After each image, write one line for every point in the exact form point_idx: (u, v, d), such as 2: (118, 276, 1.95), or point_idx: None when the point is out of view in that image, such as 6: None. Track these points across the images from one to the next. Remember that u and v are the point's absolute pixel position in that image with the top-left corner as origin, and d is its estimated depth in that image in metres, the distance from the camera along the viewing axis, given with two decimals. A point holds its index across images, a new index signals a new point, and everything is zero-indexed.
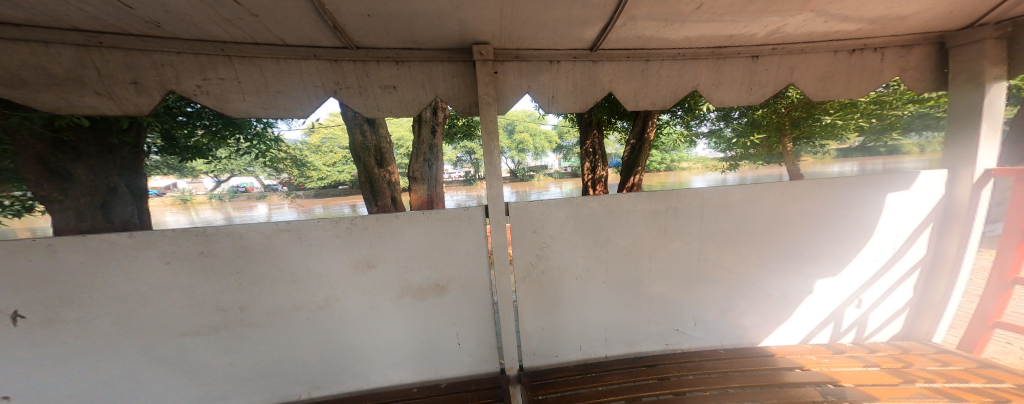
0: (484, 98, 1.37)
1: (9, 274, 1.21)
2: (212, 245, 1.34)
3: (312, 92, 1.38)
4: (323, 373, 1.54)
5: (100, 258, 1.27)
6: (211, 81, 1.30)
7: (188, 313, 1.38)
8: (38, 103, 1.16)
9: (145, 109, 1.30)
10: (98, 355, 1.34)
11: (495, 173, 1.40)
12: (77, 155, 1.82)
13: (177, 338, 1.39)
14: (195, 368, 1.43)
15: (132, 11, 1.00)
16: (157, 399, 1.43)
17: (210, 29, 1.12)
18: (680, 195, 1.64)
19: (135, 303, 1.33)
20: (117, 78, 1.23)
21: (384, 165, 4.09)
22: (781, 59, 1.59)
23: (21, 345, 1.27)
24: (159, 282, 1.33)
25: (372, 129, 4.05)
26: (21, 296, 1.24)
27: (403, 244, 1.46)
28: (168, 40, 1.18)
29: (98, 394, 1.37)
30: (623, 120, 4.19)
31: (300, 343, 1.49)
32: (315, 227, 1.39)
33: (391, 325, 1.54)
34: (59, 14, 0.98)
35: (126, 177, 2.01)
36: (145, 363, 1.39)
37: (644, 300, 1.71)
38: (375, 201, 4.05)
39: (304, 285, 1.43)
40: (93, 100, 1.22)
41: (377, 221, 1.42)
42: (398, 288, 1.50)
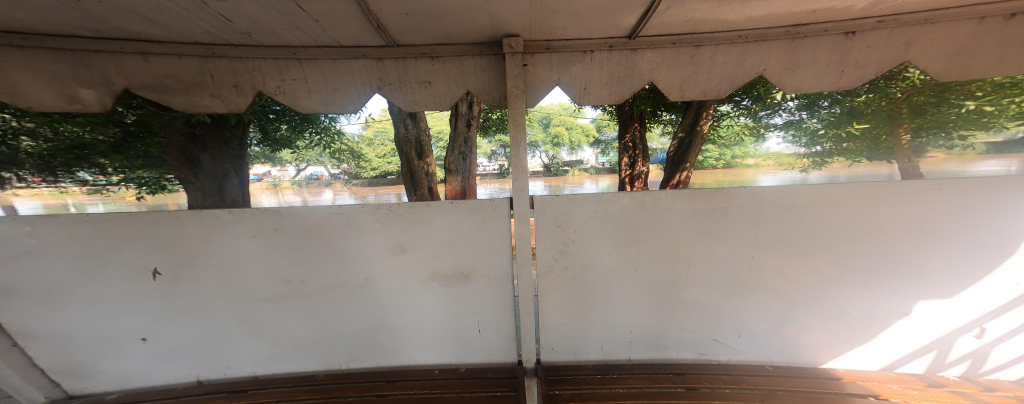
0: (512, 91, 1.37)
1: (148, 238, 1.50)
2: (284, 224, 1.53)
3: (361, 89, 1.49)
4: (360, 347, 1.69)
5: (209, 231, 1.51)
6: (288, 82, 1.46)
7: (267, 283, 1.60)
8: (174, 104, 1.43)
9: (244, 107, 1.50)
10: (200, 310, 1.61)
11: (521, 167, 1.39)
12: (203, 146, 2.65)
13: (258, 304, 1.62)
14: (262, 330, 1.66)
15: (229, 24, 1.16)
16: (237, 353, 1.68)
17: (285, 36, 1.26)
18: (731, 195, 1.48)
19: (231, 271, 1.57)
20: (224, 83, 1.45)
21: (423, 157, 4.30)
22: (891, 33, 1.29)
23: (155, 295, 1.58)
24: (248, 253, 1.55)
25: (414, 122, 4.26)
26: (158, 256, 1.53)
27: (434, 232, 1.53)
28: (246, 46, 1.35)
29: (200, 342, 1.65)
30: (670, 113, 3.89)
31: (343, 317, 1.65)
32: (359, 212, 1.52)
33: (419, 308, 1.64)
34: (172, 26, 1.18)
35: (232, 163, 2.85)
36: (228, 323, 1.64)
37: (677, 304, 1.61)
38: (414, 190, 4.29)
39: (350, 265, 1.58)
40: (209, 102, 1.46)
41: (410, 209, 1.50)
42: (426, 274, 1.59)
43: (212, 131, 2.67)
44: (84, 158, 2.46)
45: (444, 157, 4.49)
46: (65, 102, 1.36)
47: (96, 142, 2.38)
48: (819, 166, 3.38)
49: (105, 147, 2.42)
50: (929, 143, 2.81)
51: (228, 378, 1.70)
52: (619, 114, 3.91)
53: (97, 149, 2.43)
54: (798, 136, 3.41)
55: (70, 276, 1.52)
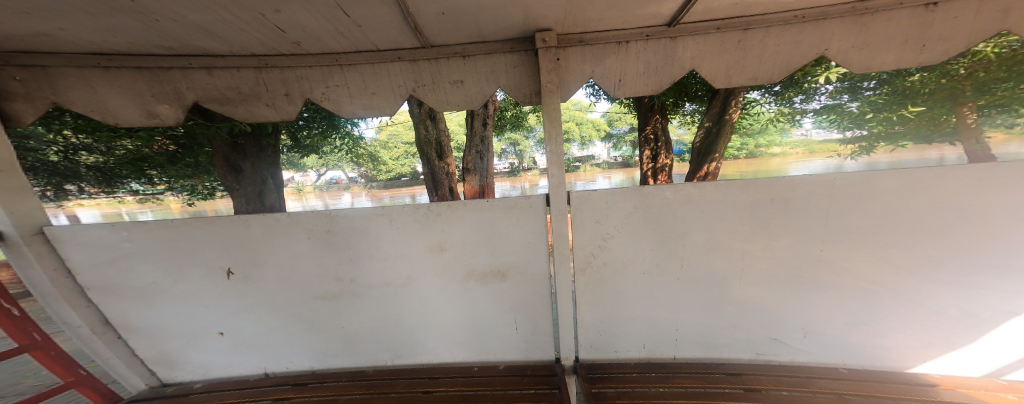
0: (546, 87, 1.37)
1: (216, 239, 1.61)
2: (334, 225, 1.59)
3: (396, 92, 1.52)
4: (403, 344, 1.74)
5: (268, 232, 1.60)
6: (330, 88, 1.52)
7: (318, 281, 1.67)
8: (235, 115, 1.53)
9: (295, 114, 1.57)
10: (258, 308, 1.71)
11: (557, 161, 1.41)
12: (245, 154, 3.05)
13: (312, 301, 1.71)
14: (313, 327, 1.74)
15: (283, 32, 1.22)
16: (289, 348, 1.77)
17: (330, 42, 1.31)
18: (789, 186, 1.39)
19: (287, 269, 1.65)
20: (275, 91, 1.52)
21: (443, 157, 4.34)
22: (983, 2, 1.17)
23: (221, 292, 1.69)
24: (301, 252, 1.63)
25: (433, 124, 4.32)
26: (226, 256, 1.64)
27: (470, 230, 1.54)
28: (291, 56, 1.42)
29: (257, 337, 1.76)
30: (694, 103, 3.75)
31: (384, 315, 1.70)
32: (400, 212, 1.55)
33: (457, 306, 1.66)
34: (235, 39, 1.25)
35: (269, 170, 3.30)
36: (283, 320, 1.74)
37: (726, 302, 1.55)
38: (435, 191, 4.37)
39: (392, 263, 1.62)
40: (262, 110, 1.54)
41: (448, 208, 1.52)
42: (463, 273, 1.61)
43: (251, 141, 3.07)
44: (141, 170, 2.98)
45: (462, 157, 4.52)
46: (145, 117, 1.47)
47: (152, 155, 2.88)
48: (863, 153, 3.39)
49: (161, 159, 2.90)
50: (989, 122, 2.83)
51: (287, 372, 1.80)
52: (639, 106, 3.79)
53: (154, 160, 2.89)
54: (833, 124, 3.33)
55: (145, 277, 1.65)
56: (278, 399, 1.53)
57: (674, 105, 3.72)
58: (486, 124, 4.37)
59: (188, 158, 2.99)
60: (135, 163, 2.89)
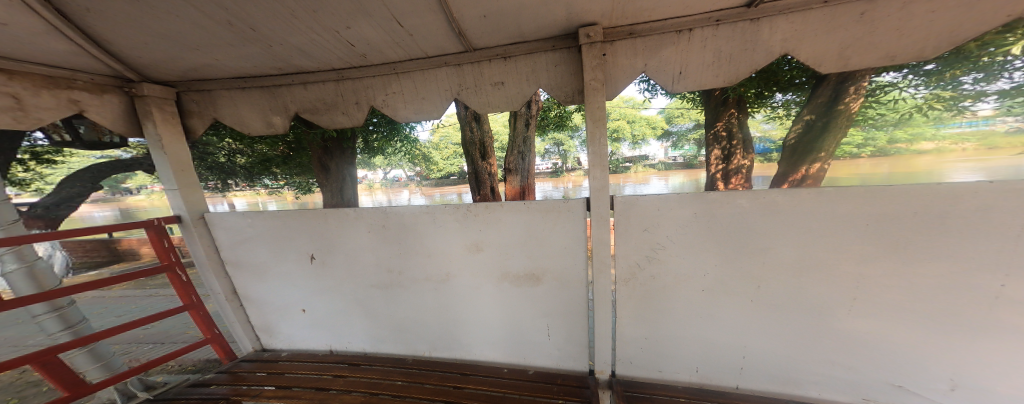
0: (591, 84, 1.31)
1: (305, 229, 1.86)
2: (387, 221, 1.72)
3: (442, 95, 1.58)
4: (440, 338, 1.82)
5: (335, 224, 1.80)
6: (388, 95, 1.65)
7: (371, 271, 1.83)
8: (322, 123, 1.77)
9: (363, 120, 1.74)
10: (324, 291, 1.95)
11: (601, 163, 1.34)
12: (329, 154, 3.94)
13: (366, 289, 1.88)
14: (368, 313, 1.92)
15: (350, 45, 1.37)
16: (347, 329, 1.98)
17: (385, 50, 1.41)
18: (901, 196, 1.13)
19: (347, 258, 1.84)
20: (344, 99, 1.70)
21: (486, 158, 4.45)
22: None
23: (296, 274, 1.96)
24: (358, 244, 1.80)
25: (478, 125, 4.44)
26: (302, 243, 1.89)
27: (506, 232, 1.54)
28: (356, 67, 1.58)
29: (323, 317, 1.99)
30: (785, 93, 3.21)
31: (425, 308, 1.80)
32: (443, 211, 1.62)
33: (493, 306, 1.67)
34: (316, 53, 1.44)
35: (348, 167, 4.13)
36: (343, 304, 1.94)
37: (814, 334, 1.34)
38: (478, 190, 4.50)
39: (434, 259, 1.70)
40: (336, 117, 1.74)
41: (485, 209, 1.54)
42: (498, 274, 1.62)
43: (335, 143, 3.91)
44: (270, 168, 4.27)
45: (504, 157, 4.59)
46: (266, 127, 1.81)
47: (275, 157, 4.05)
48: None
49: (280, 159, 4.07)
50: None
51: (344, 352, 2.01)
52: (708, 100, 3.47)
53: (275, 161, 4.09)
54: None
55: (244, 257, 1.99)
56: (333, 377, 1.71)
57: (757, 97, 3.26)
58: (530, 125, 4.34)
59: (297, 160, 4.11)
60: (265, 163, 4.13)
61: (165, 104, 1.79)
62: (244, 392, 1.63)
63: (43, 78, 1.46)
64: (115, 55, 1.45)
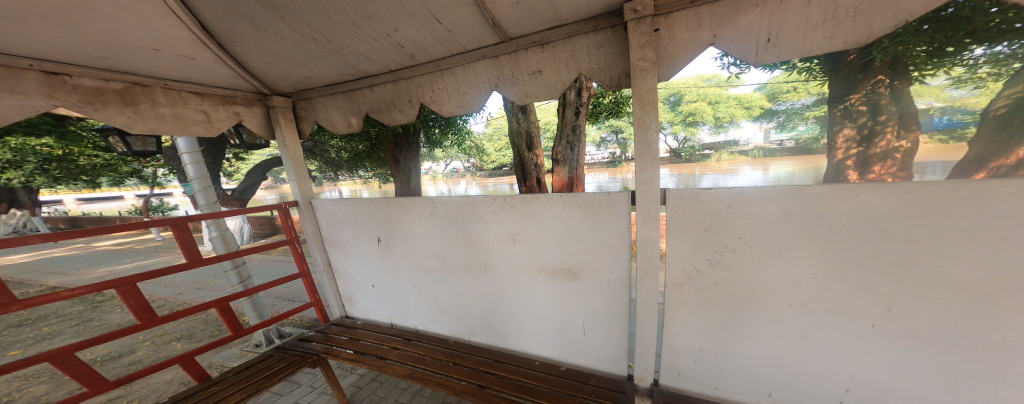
0: (640, 65, 1.19)
1: (372, 216, 2.11)
2: (435, 209, 1.84)
3: (482, 88, 1.59)
4: (480, 324, 1.91)
5: (393, 211, 2.01)
6: (435, 91, 1.73)
7: (421, 255, 2.00)
8: (383, 121, 1.94)
9: (415, 116, 1.86)
10: (386, 271, 2.20)
11: (650, 153, 1.22)
12: (394, 146, 5.12)
13: (417, 272, 2.05)
14: (421, 294, 2.10)
15: (400, 47, 1.48)
16: (404, 307, 2.22)
17: (430, 49, 1.49)
18: None
19: (402, 242, 2.04)
20: (400, 98, 1.84)
21: (533, 149, 4.44)
22: None
23: (367, 254, 2.25)
24: (411, 229, 1.98)
25: (525, 115, 4.41)
26: (370, 228, 2.15)
27: (543, 225, 1.52)
28: (408, 66, 1.68)
29: (387, 294, 2.26)
30: (989, 45, 2.50)
31: (467, 295, 1.89)
32: (482, 202, 1.67)
33: (529, 299, 1.68)
34: (377, 57, 1.59)
35: (405, 156, 5.25)
36: (399, 284, 2.16)
37: (924, 358, 1.10)
38: (523, 181, 4.54)
39: (474, 248, 1.76)
40: (393, 115, 1.89)
41: (521, 200, 1.55)
42: (534, 267, 1.61)
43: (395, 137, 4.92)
44: (364, 154, 5.86)
45: (552, 148, 4.51)
46: (346, 126, 2.06)
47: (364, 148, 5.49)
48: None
49: (366, 148, 5.50)
50: None
51: (404, 325, 2.29)
52: (837, 68, 3.18)
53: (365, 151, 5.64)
54: None
55: (331, 236, 2.37)
56: (390, 347, 1.93)
57: (931, 56, 2.69)
58: (579, 113, 4.15)
59: (376, 150, 5.57)
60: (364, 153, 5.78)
61: (287, 112, 2.18)
62: (328, 351, 1.94)
63: (219, 97, 1.91)
64: (257, 75, 1.80)
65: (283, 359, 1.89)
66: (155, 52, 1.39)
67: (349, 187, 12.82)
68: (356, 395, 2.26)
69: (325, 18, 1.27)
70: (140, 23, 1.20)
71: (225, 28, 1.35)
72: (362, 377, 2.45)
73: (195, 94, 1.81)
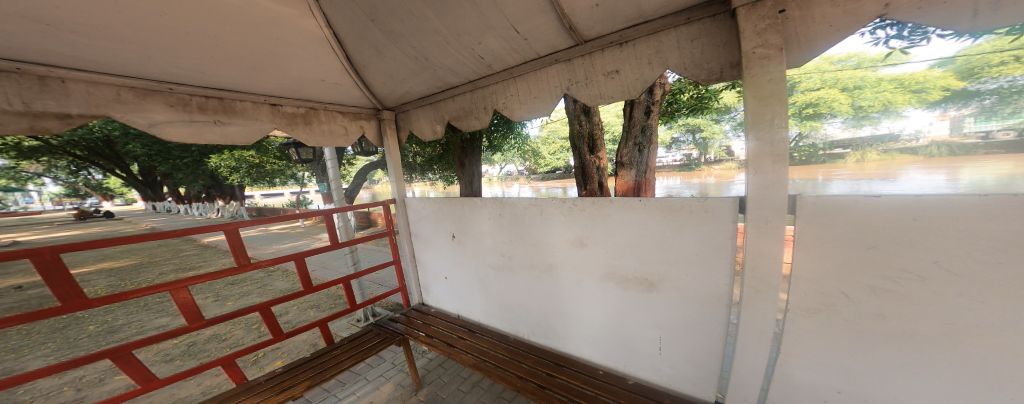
0: (760, 52, 1.06)
1: (450, 214, 2.33)
2: (503, 208, 1.97)
3: (553, 93, 1.62)
4: (541, 325, 1.98)
5: (464, 208, 2.21)
6: (507, 98, 1.82)
7: (489, 253, 2.15)
8: (460, 128, 2.11)
9: (486, 122, 1.98)
10: (460, 266, 2.41)
11: (762, 151, 1.09)
12: (462, 149, 5.49)
13: (484, 269, 2.21)
14: (487, 289, 2.26)
15: (481, 59, 1.62)
16: (472, 301, 2.41)
17: (505, 58, 1.60)
18: None
19: (474, 239, 2.21)
20: (475, 106, 1.98)
21: (595, 151, 4.33)
22: None
23: (443, 250, 2.50)
24: (481, 227, 2.15)
25: (587, 118, 4.30)
26: (447, 225, 2.38)
27: (614, 230, 1.48)
28: (484, 76, 1.81)
29: (459, 287, 2.49)
30: None
31: (531, 295, 1.96)
32: (550, 203, 1.71)
33: (595, 305, 1.66)
34: (461, 70, 1.75)
35: (470, 158, 5.57)
36: (469, 278, 2.36)
37: None
38: (584, 184, 4.46)
39: (539, 249, 1.82)
40: (468, 123, 2.05)
41: (591, 203, 1.54)
42: (603, 272, 1.58)
43: (464, 140, 5.28)
44: (437, 159, 6.42)
45: (617, 150, 4.30)
46: (432, 134, 2.31)
47: (438, 152, 6.03)
48: None
49: (439, 152, 6.02)
50: None
51: (471, 316, 2.49)
52: None
53: (439, 155, 6.17)
54: None
55: (417, 230, 2.67)
56: (457, 336, 2.09)
57: None
58: (649, 113, 3.87)
59: (447, 154, 6.05)
60: (436, 158, 6.32)
61: (391, 124, 2.54)
62: (408, 332, 2.21)
63: (353, 114, 2.34)
64: (376, 94, 2.17)
65: (380, 335, 2.21)
66: (322, 82, 1.83)
67: (424, 188, 14.20)
68: (426, 377, 2.50)
69: (423, 38, 1.48)
70: (290, 55, 1.56)
71: (353, 55, 1.69)
72: (432, 361, 2.70)
73: (340, 113, 2.27)
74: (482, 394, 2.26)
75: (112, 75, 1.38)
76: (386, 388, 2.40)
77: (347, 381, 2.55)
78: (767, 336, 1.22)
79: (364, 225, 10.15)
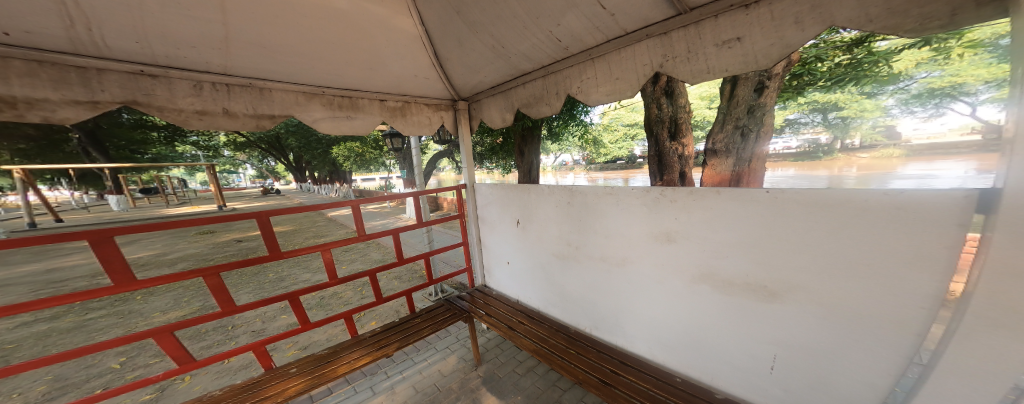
0: None
1: (518, 202, 2.53)
2: (573, 196, 2.13)
3: (641, 71, 1.59)
4: (601, 321, 2.17)
5: (527, 193, 2.44)
6: (586, 81, 1.85)
7: (555, 241, 2.33)
8: (532, 113, 2.23)
9: (558, 108, 2.07)
10: (525, 252, 2.59)
11: None
12: (525, 139, 5.57)
13: (550, 257, 2.41)
14: (550, 277, 2.45)
15: (557, 42, 1.71)
16: (531, 288, 2.64)
17: (585, 38, 1.64)
18: None
19: (543, 225, 2.39)
20: (552, 91, 2.05)
21: (677, 137, 4.00)
22: None
23: (506, 237, 2.73)
24: (547, 215, 2.33)
25: (669, 101, 3.99)
26: (517, 211, 2.56)
27: (718, 230, 1.49)
28: (559, 60, 1.89)
29: (520, 272, 2.70)
30: None
31: (602, 291, 2.10)
32: (630, 194, 1.83)
33: (675, 305, 1.74)
34: (534, 55, 1.88)
35: (533, 150, 5.61)
36: (531, 264, 2.57)
37: None
38: (661, 175, 4.15)
39: (612, 240, 1.96)
40: (545, 108, 2.13)
41: (687, 194, 1.57)
42: (695, 273, 1.62)
43: (529, 130, 5.35)
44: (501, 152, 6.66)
45: (709, 135, 3.83)
46: (500, 122, 2.53)
47: (503, 143, 6.25)
48: None
49: (504, 144, 6.22)
50: None
51: (529, 303, 2.70)
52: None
53: (503, 147, 6.36)
54: None
55: (487, 214, 2.88)
56: (516, 321, 2.16)
57: None
58: (763, 89, 3.43)
59: (509, 146, 6.20)
60: (499, 150, 6.52)
61: (465, 113, 2.89)
62: (471, 309, 2.43)
63: (435, 105, 2.76)
64: (453, 84, 2.52)
65: (450, 309, 2.48)
66: (414, 77, 2.29)
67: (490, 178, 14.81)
68: (485, 355, 2.61)
69: (502, 23, 1.66)
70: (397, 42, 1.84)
71: (439, 47, 2.05)
72: (490, 340, 2.81)
73: (426, 106, 2.71)
74: (536, 380, 2.27)
75: (294, 84, 2.05)
76: (451, 360, 2.59)
77: (420, 348, 2.82)
78: (988, 384, 0.95)
79: (433, 208, 10.94)
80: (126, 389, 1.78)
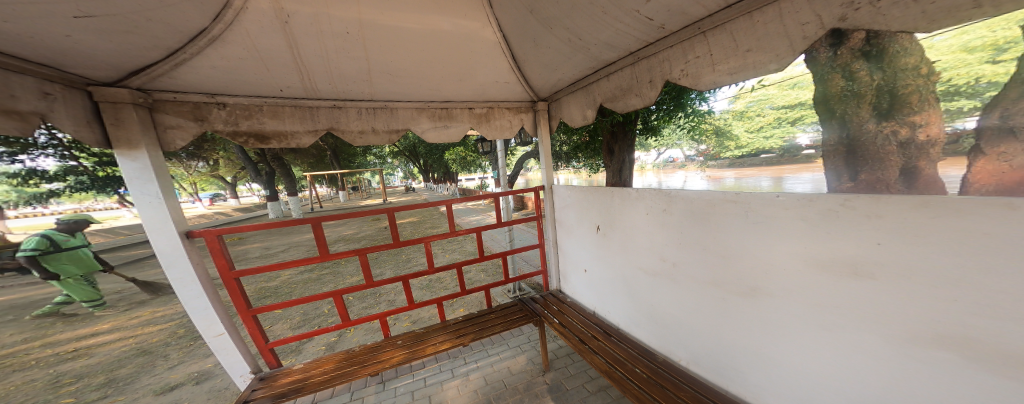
0: None
1: (601, 207, 2.32)
2: (672, 204, 1.82)
3: (795, 34, 1.19)
4: (704, 357, 1.79)
5: (611, 198, 2.22)
6: (693, 62, 1.55)
7: (646, 255, 2.03)
8: (619, 106, 2.00)
9: (653, 98, 1.78)
10: (607, 262, 2.35)
11: None
12: (614, 136, 5.11)
13: (636, 271, 2.12)
14: (635, 294, 2.16)
15: (649, 21, 1.47)
16: (611, 303, 2.39)
17: (693, 10, 1.36)
18: None
19: (631, 234, 2.11)
20: (643, 80, 1.80)
21: (892, 115, 2.90)
22: None
23: (586, 243, 2.55)
24: (638, 223, 2.05)
25: (874, 64, 2.91)
26: (600, 216, 2.34)
27: (981, 269, 0.96)
28: (655, 42, 1.64)
29: (599, 283, 2.48)
30: None
31: (713, 321, 1.71)
32: (772, 203, 1.39)
33: (844, 359, 1.28)
34: (620, 41, 1.67)
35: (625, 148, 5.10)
36: (611, 276, 2.33)
37: None
38: (858, 169, 3.05)
39: (734, 261, 1.57)
40: (635, 101, 1.88)
41: (907, 208, 1.06)
42: (895, 324, 1.13)
43: (621, 125, 4.85)
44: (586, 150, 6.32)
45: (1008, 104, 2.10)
46: (580, 120, 2.38)
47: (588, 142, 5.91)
48: None
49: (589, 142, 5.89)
50: None
51: (606, 318, 2.46)
52: None
53: (590, 146, 6.02)
54: None
55: (566, 217, 2.75)
56: (591, 335, 1.97)
57: None
58: None
59: (594, 144, 5.82)
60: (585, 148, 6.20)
61: (545, 113, 2.86)
62: (543, 315, 2.34)
63: (516, 109, 2.82)
64: (532, 86, 2.51)
65: (522, 310, 2.49)
66: (496, 83, 2.39)
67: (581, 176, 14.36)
68: (555, 362, 2.51)
69: (579, 15, 1.53)
70: None
71: (516, 50, 2.06)
72: (562, 348, 2.70)
73: (507, 110, 2.79)
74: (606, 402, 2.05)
75: (411, 101, 2.45)
76: (520, 359, 2.60)
77: (494, 342, 2.95)
78: None
79: (520, 207, 11.39)
80: (317, 333, 2.44)
